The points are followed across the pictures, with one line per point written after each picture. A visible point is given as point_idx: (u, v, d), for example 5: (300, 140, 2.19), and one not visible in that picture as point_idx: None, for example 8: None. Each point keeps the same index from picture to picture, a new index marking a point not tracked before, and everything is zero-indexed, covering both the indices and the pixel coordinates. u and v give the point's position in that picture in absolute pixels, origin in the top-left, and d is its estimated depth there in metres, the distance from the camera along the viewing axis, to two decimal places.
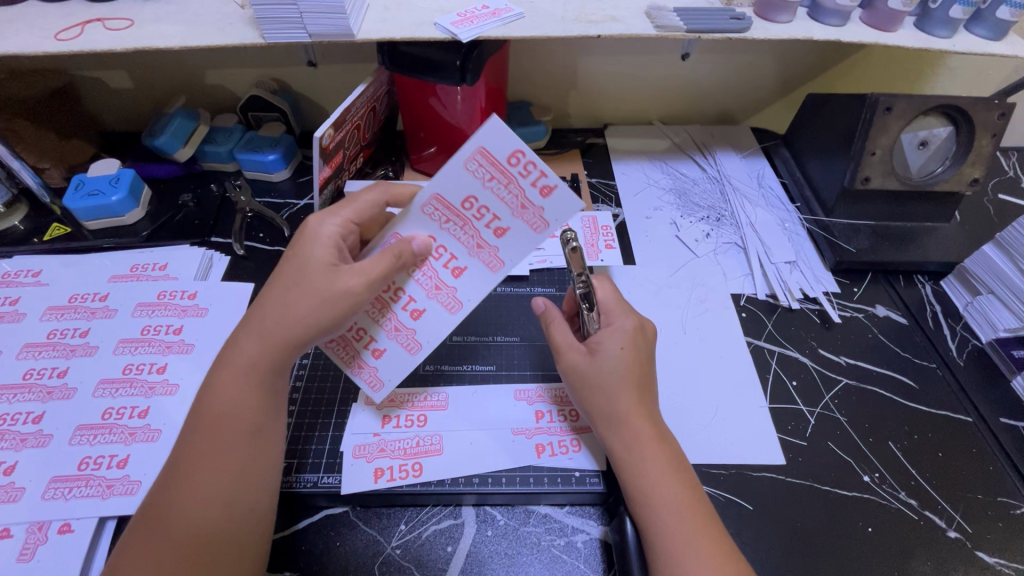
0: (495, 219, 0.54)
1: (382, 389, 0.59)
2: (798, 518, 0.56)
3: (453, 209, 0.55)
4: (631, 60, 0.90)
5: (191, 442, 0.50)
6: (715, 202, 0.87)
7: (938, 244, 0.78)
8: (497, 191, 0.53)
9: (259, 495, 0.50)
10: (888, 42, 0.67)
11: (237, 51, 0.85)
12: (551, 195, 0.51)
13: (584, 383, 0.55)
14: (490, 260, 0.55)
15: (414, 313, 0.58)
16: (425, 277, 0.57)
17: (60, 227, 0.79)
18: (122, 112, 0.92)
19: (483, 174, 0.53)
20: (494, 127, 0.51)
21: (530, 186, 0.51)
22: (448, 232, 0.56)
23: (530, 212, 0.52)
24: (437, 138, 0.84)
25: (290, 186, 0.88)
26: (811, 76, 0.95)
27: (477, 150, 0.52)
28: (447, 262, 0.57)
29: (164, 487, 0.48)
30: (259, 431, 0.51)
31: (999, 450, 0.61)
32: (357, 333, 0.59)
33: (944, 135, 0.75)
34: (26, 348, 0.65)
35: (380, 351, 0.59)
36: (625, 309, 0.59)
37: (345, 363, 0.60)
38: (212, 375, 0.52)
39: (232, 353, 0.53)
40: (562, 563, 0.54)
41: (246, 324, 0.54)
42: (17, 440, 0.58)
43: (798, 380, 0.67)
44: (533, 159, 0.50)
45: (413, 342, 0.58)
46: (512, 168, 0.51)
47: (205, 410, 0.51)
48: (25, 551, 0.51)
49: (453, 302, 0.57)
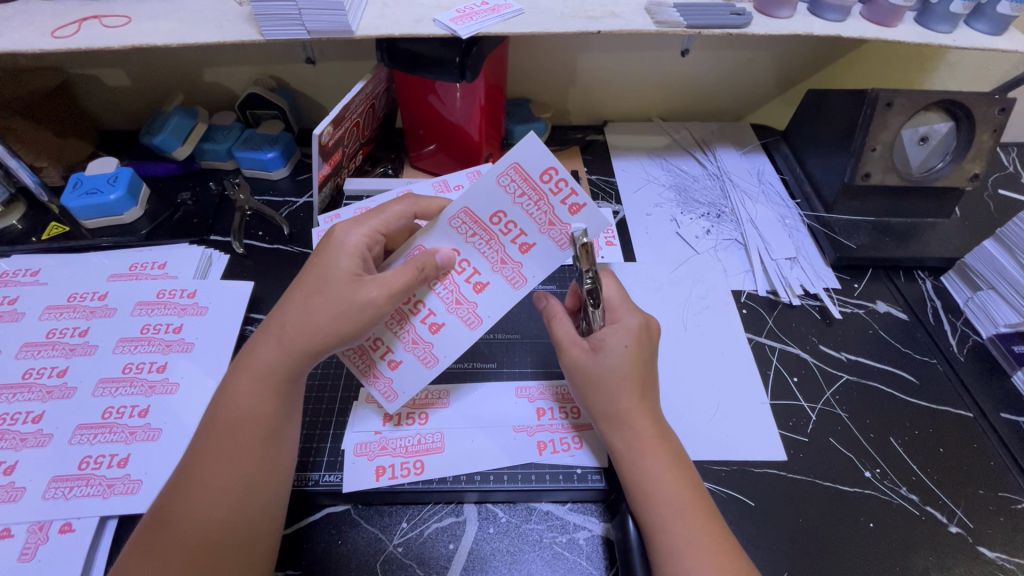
0: (521, 234, 0.55)
1: (397, 401, 0.59)
2: (800, 514, 0.56)
3: (480, 223, 0.56)
4: (631, 56, 0.90)
5: (202, 444, 0.50)
6: (715, 198, 0.87)
7: (939, 240, 0.78)
8: (526, 208, 0.54)
9: (268, 498, 0.49)
10: (888, 37, 0.67)
11: (235, 48, 0.85)
12: (580, 213, 0.53)
13: (587, 380, 0.55)
14: (514, 276, 0.57)
15: (433, 326, 0.59)
16: (446, 291, 0.58)
17: (58, 226, 0.79)
18: (119, 110, 0.92)
19: (514, 190, 0.53)
20: (529, 145, 0.51)
21: (559, 204, 0.53)
22: (473, 246, 0.57)
23: (557, 229, 0.54)
24: (436, 135, 0.84)
25: (289, 184, 0.88)
26: (810, 72, 0.95)
27: (511, 166, 0.52)
28: (469, 276, 0.58)
29: (174, 487, 0.48)
30: (272, 436, 0.51)
31: (1000, 445, 0.61)
32: (374, 342, 0.59)
33: (945, 131, 0.75)
34: (26, 347, 0.65)
35: (396, 363, 0.59)
36: (630, 307, 0.58)
37: (361, 372, 0.60)
38: (229, 379, 0.53)
39: (249, 356, 0.53)
40: (564, 561, 0.54)
41: (263, 330, 0.54)
42: (17, 439, 0.58)
43: (799, 376, 0.67)
44: (565, 178, 0.51)
45: (430, 355, 0.59)
46: (543, 185, 0.52)
47: (219, 412, 0.51)
48: (27, 551, 0.51)
49: (473, 317, 0.58)
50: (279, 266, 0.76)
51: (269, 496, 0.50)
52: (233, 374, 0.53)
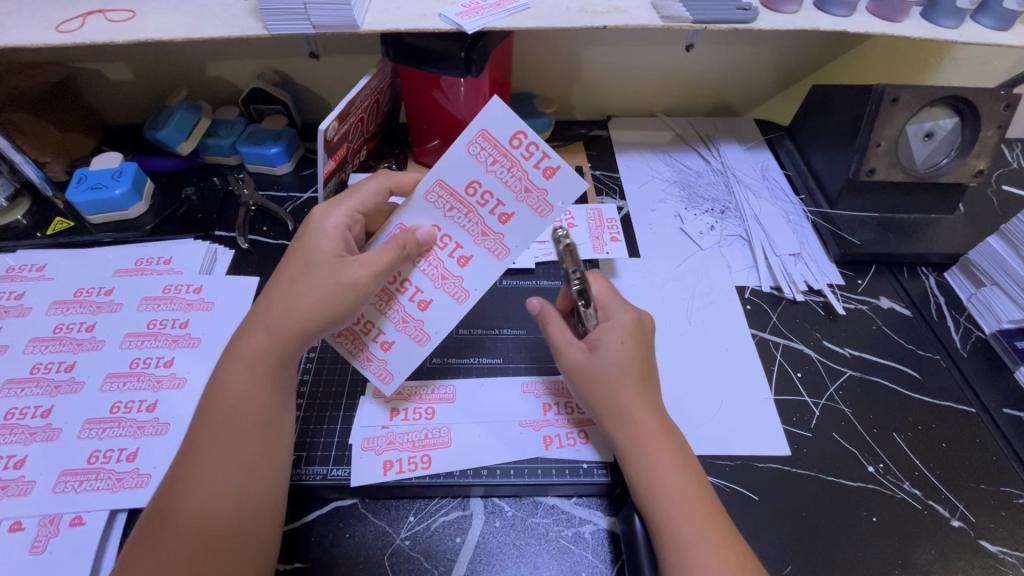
0: (498, 204, 0.55)
1: (393, 382, 0.60)
2: (803, 508, 0.57)
3: (456, 196, 0.56)
4: (634, 51, 0.89)
5: (199, 436, 0.50)
6: (719, 194, 0.87)
7: (942, 235, 0.78)
8: (500, 175, 0.54)
9: (269, 487, 0.50)
10: (894, 32, 0.67)
11: (238, 42, 0.84)
12: (554, 176, 0.53)
13: (584, 381, 0.56)
14: (496, 247, 0.57)
15: (421, 304, 0.59)
16: (430, 267, 0.58)
17: (63, 221, 0.79)
18: (122, 105, 0.91)
19: (485, 158, 0.54)
20: (494, 109, 0.52)
21: (533, 168, 0.53)
22: (452, 221, 0.57)
23: (534, 196, 0.54)
24: (440, 130, 0.84)
25: (293, 179, 0.88)
26: (814, 67, 0.95)
27: (480, 133, 0.53)
28: (452, 251, 0.57)
29: (175, 480, 0.48)
30: (267, 425, 0.52)
31: (1001, 438, 0.62)
32: (364, 325, 0.59)
33: (950, 126, 0.75)
34: (32, 343, 0.65)
35: (388, 343, 0.60)
36: (621, 303, 0.59)
37: (353, 356, 0.60)
38: (223, 370, 0.53)
39: (240, 345, 0.53)
40: (570, 554, 0.54)
41: (251, 318, 0.54)
42: (26, 434, 0.58)
43: (802, 372, 0.67)
44: (535, 141, 0.52)
45: (422, 333, 0.59)
46: (513, 151, 0.53)
47: (217, 403, 0.51)
48: (37, 544, 0.52)
49: (459, 291, 0.58)
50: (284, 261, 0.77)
51: (270, 483, 0.50)
52: (226, 360, 0.53)
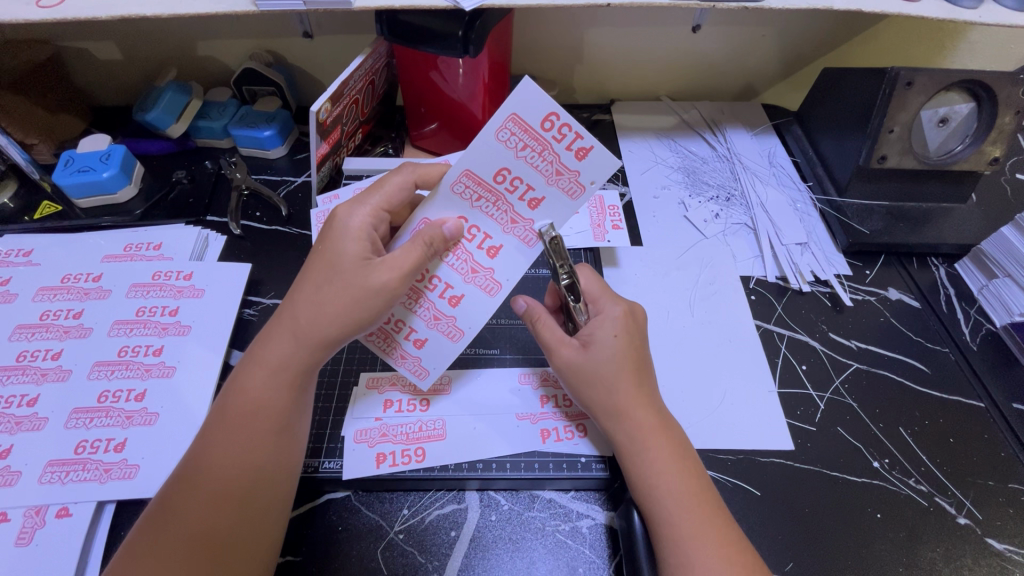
0: (529, 189, 0.53)
1: (428, 378, 0.59)
2: (805, 504, 0.55)
3: (484, 185, 0.53)
4: (639, 32, 0.86)
5: (211, 435, 0.49)
6: (725, 181, 0.85)
7: (954, 225, 0.75)
8: (531, 161, 0.52)
9: (274, 498, 0.48)
10: (911, 12, 0.64)
11: (228, 20, 0.81)
12: (587, 157, 0.51)
13: (579, 377, 0.54)
14: (526, 235, 0.55)
15: (453, 300, 0.57)
16: (459, 261, 0.56)
17: (52, 205, 0.77)
18: (111, 86, 0.89)
19: (516, 144, 0.51)
20: (525, 91, 0.49)
21: (565, 151, 0.51)
22: (479, 210, 0.55)
23: (566, 178, 0.52)
24: (438, 113, 0.81)
25: (286, 163, 0.85)
26: (823, 50, 0.92)
27: (509, 117, 0.50)
28: (481, 242, 0.56)
29: (181, 479, 0.47)
30: (282, 431, 0.50)
31: (1010, 435, 0.60)
32: (396, 324, 0.58)
33: (965, 112, 0.72)
34: (19, 330, 0.64)
35: (421, 341, 0.58)
36: (612, 296, 0.58)
37: (387, 354, 0.59)
38: (240, 372, 0.52)
39: (261, 351, 0.52)
40: (568, 549, 0.53)
41: (275, 322, 0.53)
42: (12, 422, 0.57)
43: (807, 364, 0.66)
44: (568, 123, 0.50)
45: (455, 329, 0.58)
46: (545, 134, 0.51)
47: (230, 405, 0.50)
48: (23, 536, 0.51)
49: (492, 284, 0.56)
50: (277, 248, 0.75)
51: (277, 493, 0.49)
52: (242, 366, 0.52)
